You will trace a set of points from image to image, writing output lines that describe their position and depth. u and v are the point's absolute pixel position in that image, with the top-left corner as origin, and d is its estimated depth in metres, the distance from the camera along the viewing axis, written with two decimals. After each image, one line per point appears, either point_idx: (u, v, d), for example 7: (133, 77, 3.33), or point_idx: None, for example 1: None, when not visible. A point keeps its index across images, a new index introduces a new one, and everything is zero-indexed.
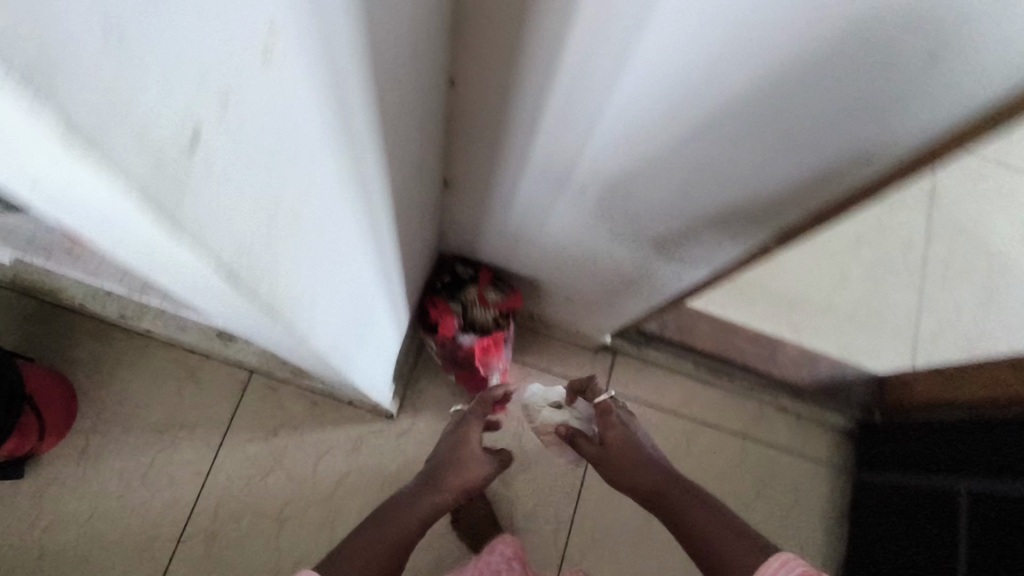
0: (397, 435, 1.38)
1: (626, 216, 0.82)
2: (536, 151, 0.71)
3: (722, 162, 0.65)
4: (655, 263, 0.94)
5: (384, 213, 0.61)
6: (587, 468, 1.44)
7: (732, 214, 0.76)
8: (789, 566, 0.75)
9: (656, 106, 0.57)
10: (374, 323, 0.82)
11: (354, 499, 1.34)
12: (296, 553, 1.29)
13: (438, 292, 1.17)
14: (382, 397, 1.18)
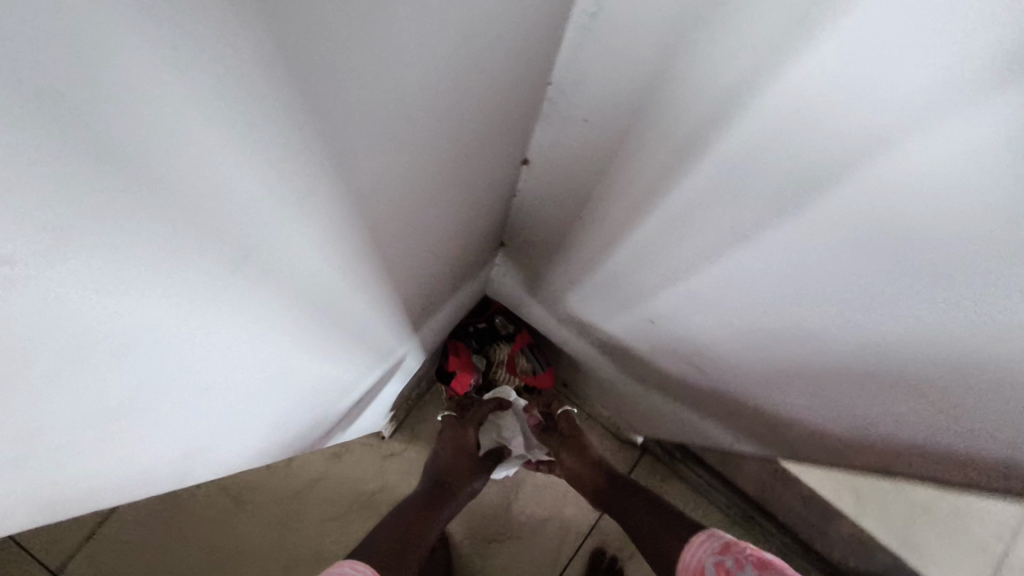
0: (385, 456, 1.31)
1: (661, 349, 0.79)
2: (596, 248, 0.71)
3: (766, 343, 0.62)
4: (674, 405, 0.91)
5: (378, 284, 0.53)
6: (569, 565, 1.28)
7: (765, 399, 0.71)
8: (716, 539, 0.69)
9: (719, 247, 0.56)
10: (328, 395, 0.77)
11: (319, 505, 1.28)
12: (245, 539, 1.24)
13: (468, 337, 1.13)
14: (375, 420, 1.10)
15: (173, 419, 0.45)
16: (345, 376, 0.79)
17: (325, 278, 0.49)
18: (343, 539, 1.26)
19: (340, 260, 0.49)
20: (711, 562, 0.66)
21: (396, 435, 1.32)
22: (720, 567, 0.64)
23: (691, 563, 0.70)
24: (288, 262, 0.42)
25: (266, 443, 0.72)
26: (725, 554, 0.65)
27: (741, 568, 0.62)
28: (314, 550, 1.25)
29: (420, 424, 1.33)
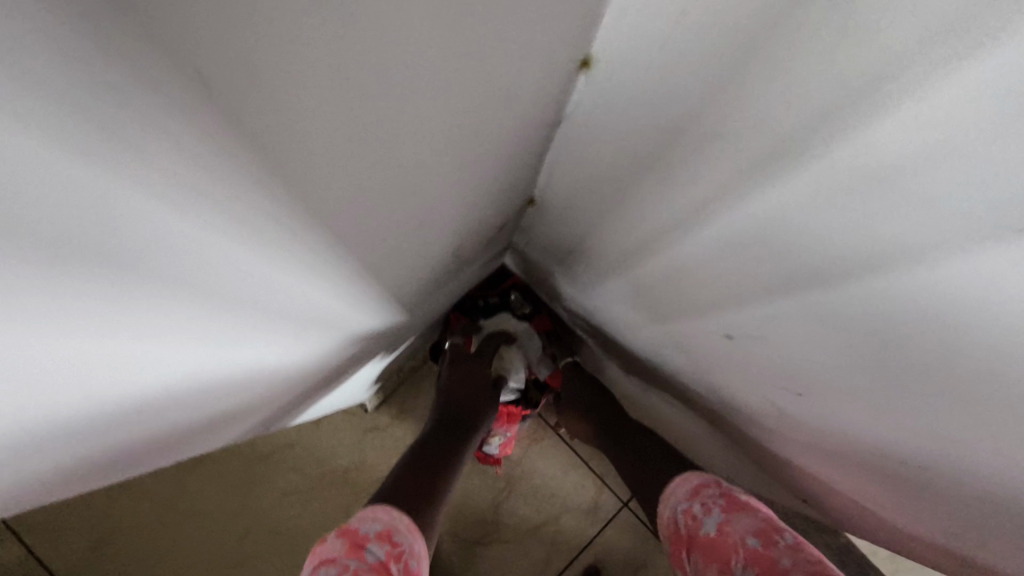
0: (366, 430, 1.18)
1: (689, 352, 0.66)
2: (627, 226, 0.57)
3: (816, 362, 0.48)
4: (687, 407, 0.78)
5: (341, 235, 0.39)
6: None
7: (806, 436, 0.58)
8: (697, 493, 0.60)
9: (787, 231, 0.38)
10: (286, 381, 0.59)
11: (285, 474, 1.15)
12: (198, 502, 1.11)
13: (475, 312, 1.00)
14: (358, 394, 0.95)
15: (45, 461, 0.32)
16: (311, 366, 0.61)
17: (255, 293, 0.35)
18: (304, 515, 1.14)
19: (279, 271, 0.35)
20: (682, 511, 0.61)
21: (383, 409, 1.19)
22: (688, 515, 0.59)
23: (665, 514, 0.64)
24: (187, 290, 0.28)
25: (199, 443, 0.56)
26: (693, 501, 0.60)
27: (707, 512, 0.57)
28: (270, 523, 1.13)
29: (410, 401, 1.20)
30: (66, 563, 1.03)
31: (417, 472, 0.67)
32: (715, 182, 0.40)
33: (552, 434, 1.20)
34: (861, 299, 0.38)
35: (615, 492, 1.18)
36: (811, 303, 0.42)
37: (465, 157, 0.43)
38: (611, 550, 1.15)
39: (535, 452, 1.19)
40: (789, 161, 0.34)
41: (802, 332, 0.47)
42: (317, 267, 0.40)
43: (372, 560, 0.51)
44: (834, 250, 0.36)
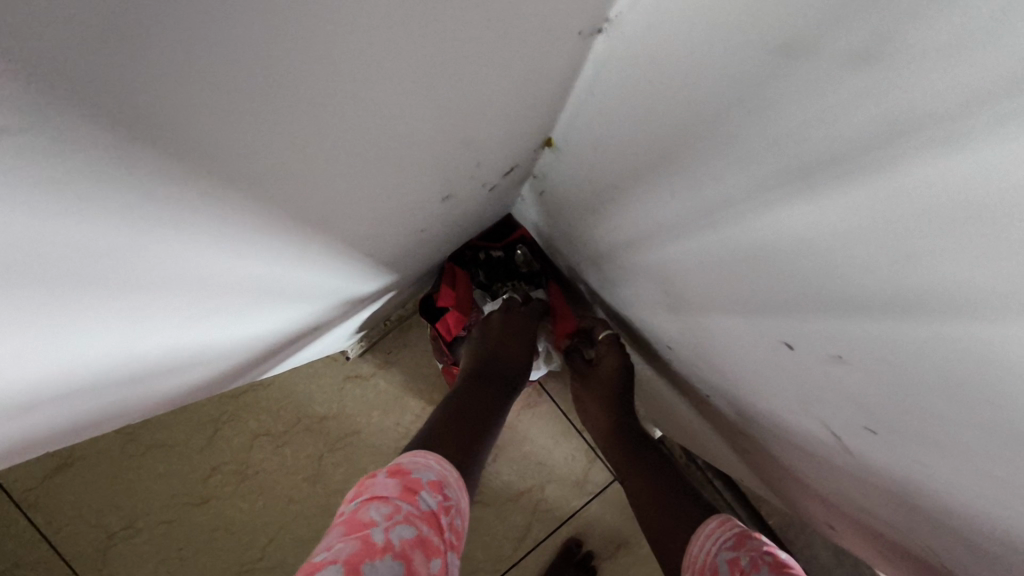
0: (346, 378, 1.10)
1: (702, 358, 0.53)
2: (640, 208, 0.44)
3: (892, 421, 0.36)
4: (694, 409, 0.68)
5: (279, 169, 0.28)
6: (534, 553, 1.07)
7: (833, 471, 0.47)
8: (738, 539, 0.53)
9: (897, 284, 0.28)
10: (240, 342, 0.49)
11: (255, 415, 1.07)
12: (162, 437, 1.04)
13: (473, 265, 0.88)
14: (336, 344, 0.86)
15: None
16: (274, 326, 0.51)
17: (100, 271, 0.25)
18: (278, 459, 1.08)
19: (130, 242, 0.24)
20: (724, 561, 0.52)
21: (366, 356, 1.11)
22: (732, 567, 0.51)
23: (698, 559, 0.55)
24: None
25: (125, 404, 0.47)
26: (739, 551, 0.51)
27: (755, 568, 0.49)
28: (241, 464, 1.07)
29: (396, 351, 1.11)
30: (24, 487, 0.98)
31: (460, 424, 0.68)
32: (769, 161, 0.30)
33: (545, 399, 1.12)
34: (922, 345, 0.29)
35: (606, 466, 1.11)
36: (900, 348, 0.31)
37: (453, 84, 0.32)
38: (595, 525, 1.09)
39: (524, 417, 1.11)
40: (890, 146, 0.24)
41: (873, 380, 0.35)
42: (236, 220, 0.29)
43: (423, 507, 0.53)
44: (885, 274, 0.28)
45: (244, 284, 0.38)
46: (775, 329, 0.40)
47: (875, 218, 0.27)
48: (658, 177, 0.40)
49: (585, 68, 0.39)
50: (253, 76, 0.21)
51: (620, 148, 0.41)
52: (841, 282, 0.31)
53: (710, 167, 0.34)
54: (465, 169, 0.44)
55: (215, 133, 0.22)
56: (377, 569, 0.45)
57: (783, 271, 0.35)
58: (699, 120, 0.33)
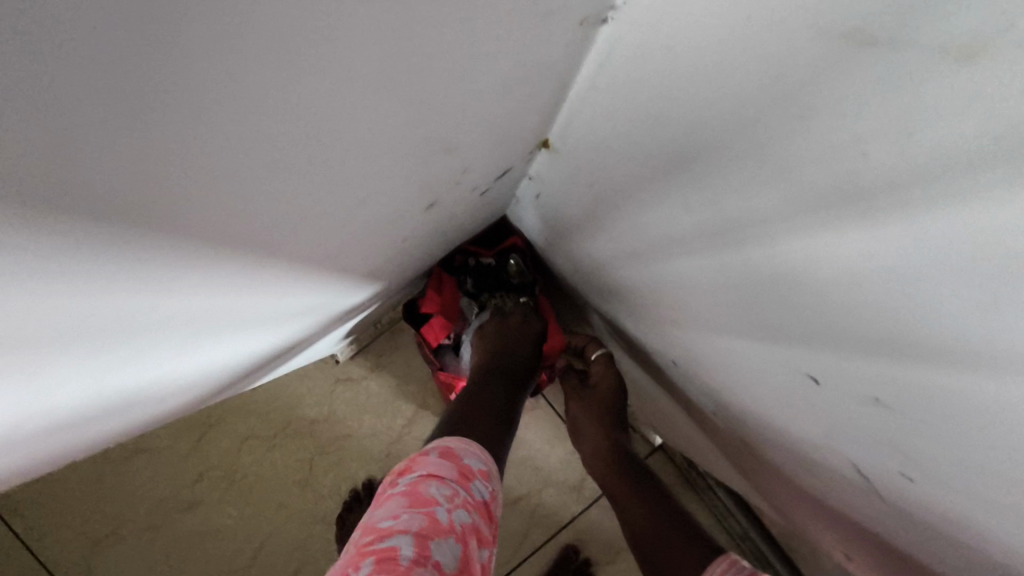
0: (336, 381, 1.07)
1: (710, 378, 0.50)
2: (645, 218, 0.40)
3: (932, 473, 0.31)
4: (698, 425, 0.64)
5: (226, 190, 0.24)
6: (529, 561, 1.04)
7: (851, 505, 0.44)
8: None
9: (949, 324, 0.24)
10: (211, 363, 0.46)
11: (243, 419, 1.04)
12: (146, 441, 1.01)
13: (462, 271, 0.83)
14: (322, 351, 0.82)
15: None
16: (251, 346, 0.48)
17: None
18: (266, 463, 1.05)
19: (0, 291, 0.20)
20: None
21: (357, 358, 1.07)
22: None
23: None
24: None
25: (89, 431, 0.44)
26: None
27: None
28: (228, 469, 1.04)
29: (388, 353, 1.08)
30: (5, 493, 0.96)
31: (482, 421, 0.63)
32: (806, 175, 0.25)
33: (542, 403, 1.08)
34: (973, 395, 0.25)
35: None
36: (948, 392, 0.26)
37: (434, 91, 0.28)
38: (592, 533, 1.06)
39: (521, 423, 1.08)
40: (959, 161, 0.19)
41: (914, 427, 0.30)
42: (176, 247, 0.25)
43: (477, 495, 0.51)
44: (915, 314, 0.25)
45: (205, 310, 0.34)
46: (797, 361, 0.35)
47: (942, 246, 0.22)
48: (665, 188, 0.35)
49: (584, 70, 0.35)
50: (179, 91, 0.17)
51: (621, 155, 0.37)
52: (887, 317, 0.26)
53: (731, 179, 0.29)
54: (451, 176, 0.41)
55: (128, 158, 0.18)
56: (444, 548, 0.43)
57: (811, 301, 0.30)
58: (715, 126, 0.28)
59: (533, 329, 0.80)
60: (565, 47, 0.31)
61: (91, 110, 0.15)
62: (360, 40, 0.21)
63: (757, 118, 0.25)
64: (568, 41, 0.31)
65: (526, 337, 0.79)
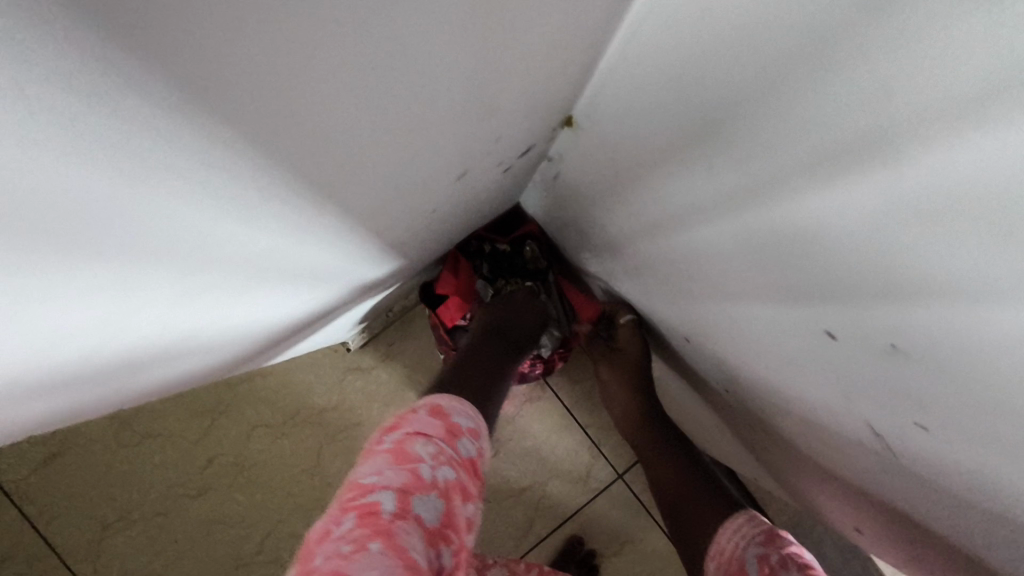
0: (346, 369, 1.08)
1: (725, 352, 0.51)
2: (666, 185, 0.41)
3: (940, 419, 0.33)
4: (709, 405, 0.66)
5: (284, 140, 0.26)
6: (535, 549, 1.05)
7: (865, 470, 0.45)
8: (768, 539, 0.50)
9: (959, 263, 0.25)
10: (240, 330, 0.47)
11: (253, 407, 1.05)
12: (157, 427, 1.02)
13: (478, 256, 0.85)
14: (335, 335, 0.83)
15: None
16: (277, 315, 0.49)
17: (33, 260, 0.21)
18: (275, 450, 1.06)
19: (81, 215, 0.21)
20: (753, 555, 0.50)
21: (367, 348, 1.08)
22: (761, 564, 0.48)
23: (725, 549, 0.53)
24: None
25: (119, 393, 0.46)
26: (769, 547, 0.49)
27: (783, 566, 0.47)
28: (238, 455, 1.05)
29: (398, 343, 1.09)
30: (17, 476, 0.97)
31: (475, 385, 0.64)
32: (833, 128, 0.26)
33: (549, 394, 1.09)
34: (984, 332, 0.26)
35: (610, 462, 1.09)
36: (958, 333, 0.28)
37: (478, 55, 0.29)
38: (598, 522, 1.07)
39: (528, 413, 1.09)
40: (971, 98, 0.21)
41: (926, 373, 0.31)
42: (230, 193, 0.27)
43: (463, 453, 0.52)
44: (928, 256, 0.26)
45: (245, 269, 0.35)
46: (814, 318, 0.36)
47: (955, 184, 0.23)
48: (691, 155, 0.36)
49: (611, 45, 0.36)
50: (260, 29, 0.18)
51: (643, 124, 0.39)
52: (907, 263, 0.27)
53: (757, 139, 0.31)
54: (478, 149, 0.42)
55: (206, 94, 0.20)
56: (425, 503, 0.44)
57: (833, 253, 0.31)
58: (735, 84, 0.29)
59: (537, 314, 0.81)
60: (595, 22, 0.33)
61: (187, 39, 0.17)
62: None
63: (785, 75, 0.27)
64: (597, 16, 0.32)
65: (529, 321, 0.80)
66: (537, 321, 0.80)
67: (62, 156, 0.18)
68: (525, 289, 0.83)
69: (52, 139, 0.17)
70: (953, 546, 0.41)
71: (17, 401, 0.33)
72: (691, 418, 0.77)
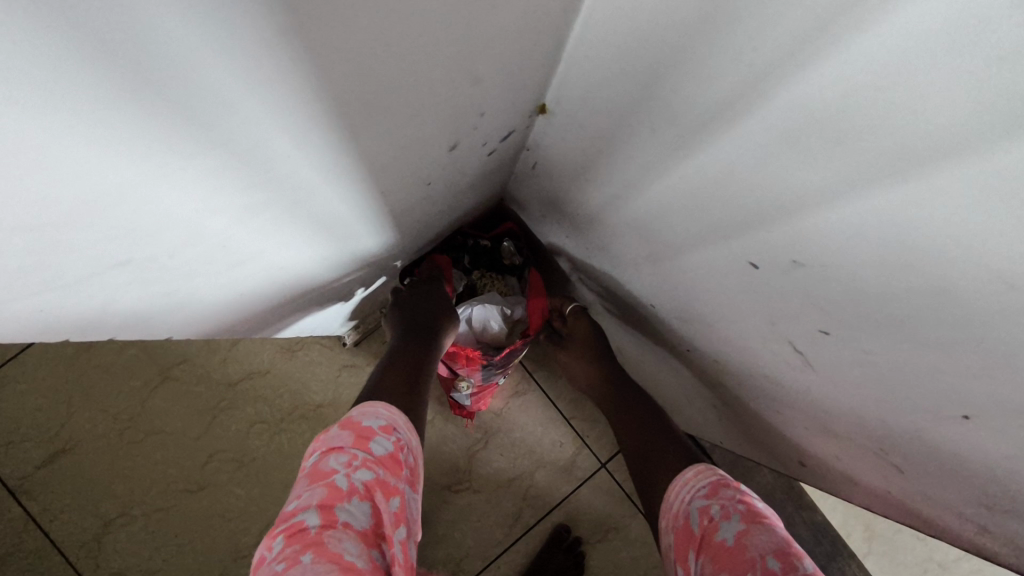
0: (342, 367, 1.14)
1: (685, 307, 0.59)
2: (625, 154, 0.50)
3: (843, 321, 0.41)
4: (678, 371, 0.73)
5: (316, 105, 0.34)
6: (524, 538, 1.10)
7: (804, 400, 0.52)
8: (714, 490, 0.56)
9: (836, 175, 0.33)
10: (257, 286, 0.54)
11: (252, 403, 1.11)
12: (159, 420, 1.07)
13: (461, 249, 0.93)
14: (333, 322, 0.90)
15: None
16: (289, 276, 0.56)
17: (127, 167, 0.28)
18: (272, 446, 1.10)
19: (173, 140, 0.29)
20: (697, 507, 0.56)
21: (361, 346, 1.14)
22: (702, 515, 0.54)
23: (673, 506, 0.59)
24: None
25: (150, 329, 0.52)
26: (712, 499, 0.55)
27: (726, 516, 0.52)
28: (237, 451, 1.09)
29: None
30: (25, 463, 1.02)
31: (392, 382, 0.69)
32: (732, 83, 0.35)
33: (534, 387, 1.16)
34: (859, 232, 0.34)
35: (593, 452, 1.15)
36: (841, 240, 0.36)
37: (469, 46, 0.38)
38: (583, 511, 1.12)
39: (515, 406, 1.15)
40: (811, 46, 0.29)
41: (831, 286, 0.39)
42: (260, 137, 0.33)
43: (380, 451, 0.55)
44: (815, 174, 0.34)
45: (266, 214, 0.42)
46: (741, 251, 0.45)
47: (816, 111, 0.31)
48: (641, 120, 0.44)
49: (571, 40, 0.44)
50: (313, 11, 0.26)
51: (602, 103, 0.47)
52: (800, 183, 0.36)
53: (684, 100, 0.39)
54: (465, 132, 0.50)
55: (272, 58, 0.28)
56: (349, 511, 0.48)
57: (749, 189, 0.40)
58: (661, 60, 0.38)
59: (442, 304, 0.83)
60: (559, 24, 0.41)
61: (266, 15, 0.25)
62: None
63: (693, 40, 0.34)
64: (562, 19, 0.41)
65: (433, 311, 0.82)
66: (439, 307, 0.83)
67: (174, 90, 0.26)
68: (501, 283, 0.95)
69: (172, 80, 0.25)
70: (878, 455, 0.49)
71: (78, 306, 0.39)
72: (665, 389, 0.84)
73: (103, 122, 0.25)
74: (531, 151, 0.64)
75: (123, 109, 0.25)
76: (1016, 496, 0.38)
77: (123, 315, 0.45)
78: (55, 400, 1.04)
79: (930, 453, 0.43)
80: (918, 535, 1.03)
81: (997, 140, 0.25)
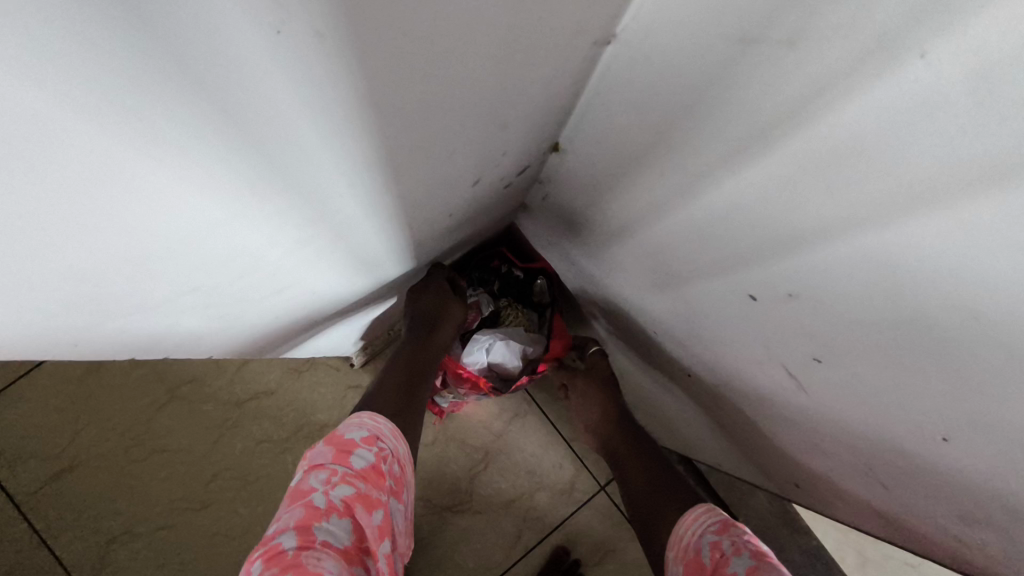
0: (348, 387, 1.16)
1: (687, 333, 0.62)
2: (633, 191, 0.53)
3: (833, 349, 0.44)
4: (680, 394, 0.76)
5: (359, 148, 0.37)
6: (524, 559, 1.11)
7: (800, 423, 0.55)
8: (723, 528, 0.58)
9: (826, 220, 0.37)
10: (284, 311, 0.57)
11: (259, 422, 1.13)
12: (166, 439, 1.09)
13: (495, 274, 0.97)
14: (344, 343, 0.92)
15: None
16: (314, 301, 0.59)
17: (196, 203, 0.32)
18: (278, 466, 1.12)
19: (242, 183, 0.33)
20: (708, 541, 0.58)
21: (368, 367, 1.17)
22: (714, 548, 0.57)
23: (683, 538, 0.61)
24: (45, 176, 0.24)
25: (180, 350, 0.55)
26: (723, 535, 0.57)
27: (737, 552, 0.55)
28: (242, 470, 1.10)
29: None
30: (32, 480, 1.03)
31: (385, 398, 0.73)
32: (729, 139, 0.39)
33: (537, 410, 1.18)
34: (847, 271, 0.38)
35: (593, 475, 1.16)
36: (830, 276, 0.40)
37: (495, 97, 0.42)
38: (582, 532, 1.13)
39: (518, 428, 1.17)
40: (799, 113, 0.33)
41: (822, 316, 0.43)
42: (309, 178, 0.37)
43: (362, 464, 0.57)
44: (805, 218, 0.38)
45: (303, 248, 0.45)
46: (741, 283, 0.49)
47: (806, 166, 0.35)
48: (648, 162, 0.48)
49: (585, 91, 0.48)
50: (368, 74, 0.30)
51: (612, 145, 0.51)
52: (792, 224, 0.39)
53: (686, 149, 0.43)
54: (484, 169, 0.54)
55: (329, 112, 0.32)
56: (328, 530, 0.50)
57: (745, 229, 0.44)
58: (665, 114, 0.42)
59: (446, 317, 0.87)
60: (575, 77, 0.45)
61: (331, 78, 0.29)
62: (463, 61, 0.35)
63: (697, 98, 0.38)
64: (578, 73, 0.45)
65: (435, 324, 0.86)
66: (442, 320, 0.87)
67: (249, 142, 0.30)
68: (526, 319, 0.97)
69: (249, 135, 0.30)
70: (868, 475, 0.52)
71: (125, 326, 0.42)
72: (667, 412, 0.87)
73: (193, 166, 0.29)
74: (543, 183, 0.68)
75: (209, 157, 0.30)
76: (997, 511, 0.41)
77: (159, 337, 0.48)
78: (64, 418, 1.06)
79: (918, 473, 0.46)
80: (911, 561, 1.05)
81: (957, 195, 0.29)
